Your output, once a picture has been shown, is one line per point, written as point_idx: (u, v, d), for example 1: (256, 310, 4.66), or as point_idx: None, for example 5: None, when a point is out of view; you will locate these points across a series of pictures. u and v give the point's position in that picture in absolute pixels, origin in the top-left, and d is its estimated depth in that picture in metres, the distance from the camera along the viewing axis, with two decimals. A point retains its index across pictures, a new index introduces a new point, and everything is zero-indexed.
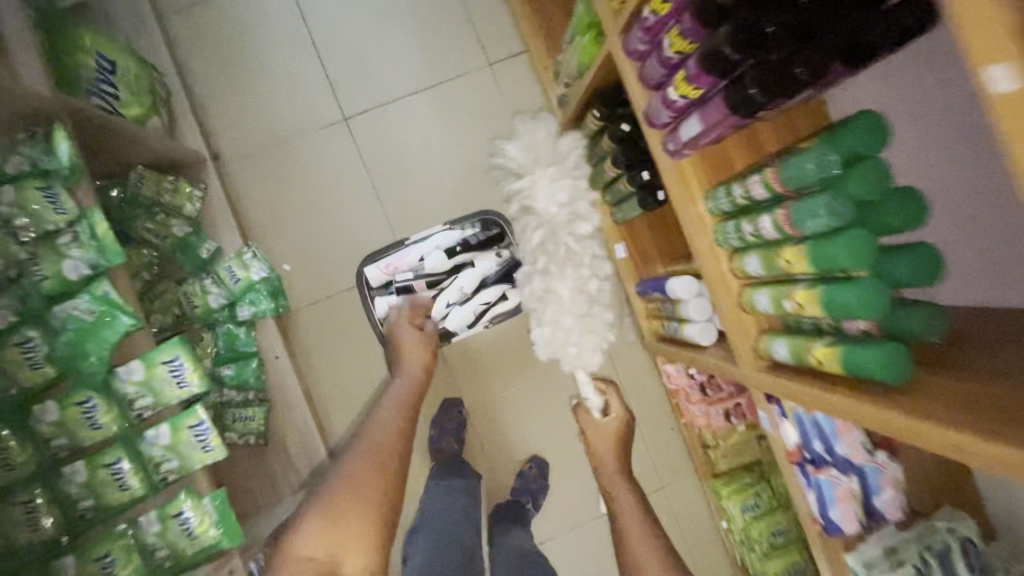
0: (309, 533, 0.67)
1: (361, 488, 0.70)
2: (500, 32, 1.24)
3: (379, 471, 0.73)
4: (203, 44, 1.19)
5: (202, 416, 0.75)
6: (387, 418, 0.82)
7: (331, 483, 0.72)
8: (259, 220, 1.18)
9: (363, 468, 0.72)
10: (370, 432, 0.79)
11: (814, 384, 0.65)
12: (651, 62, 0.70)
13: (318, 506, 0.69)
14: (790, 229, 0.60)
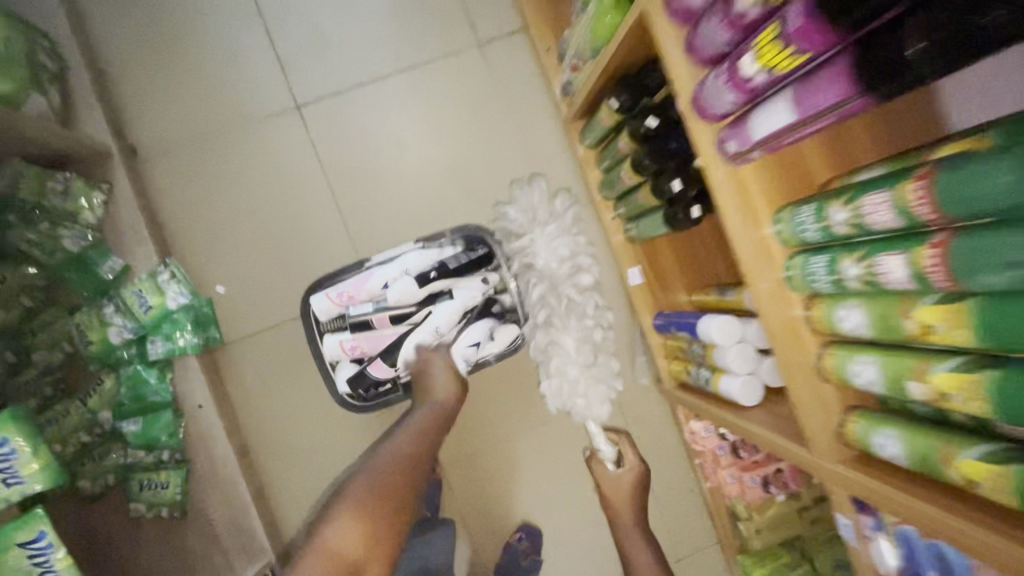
0: (326, 542, 0.58)
1: (382, 498, 0.62)
2: (490, 4, 1.01)
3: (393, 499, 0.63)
4: (117, 9, 0.94)
5: (42, 526, 0.54)
6: (409, 434, 0.72)
7: (348, 486, 0.64)
8: (187, 231, 0.94)
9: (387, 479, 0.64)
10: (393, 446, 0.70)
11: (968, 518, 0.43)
12: (709, 20, 0.48)
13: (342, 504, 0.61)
14: (941, 279, 0.38)
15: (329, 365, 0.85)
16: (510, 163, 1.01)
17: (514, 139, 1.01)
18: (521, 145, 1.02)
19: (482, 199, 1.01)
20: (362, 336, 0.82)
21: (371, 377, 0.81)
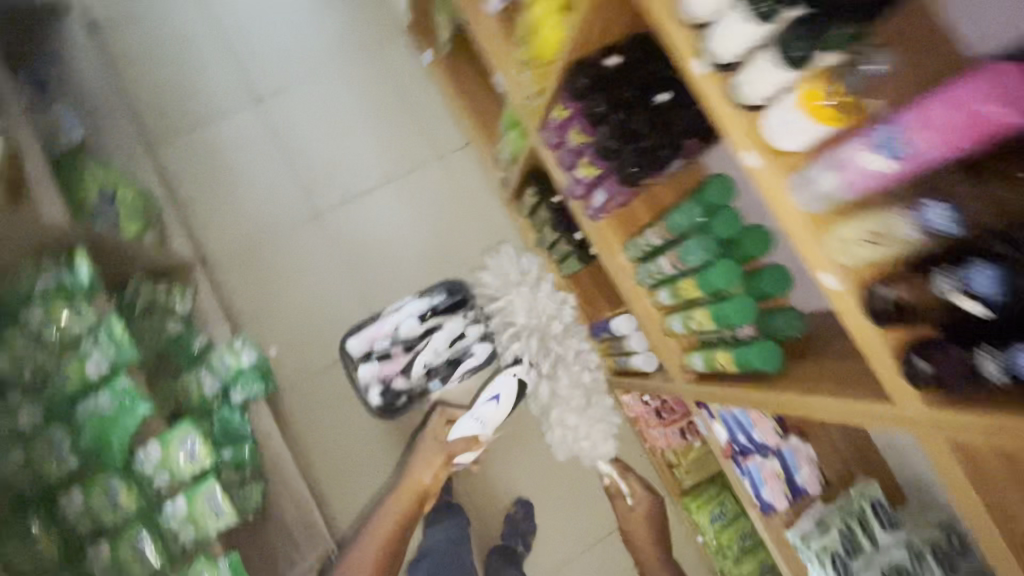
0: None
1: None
2: (446, 130, 1.46)
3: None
4: (186, 168, 1.37)
5: (214, 486, 0.83)
6: (377, 535, 1.04)
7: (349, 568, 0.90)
8: (249, 313, 1.32)
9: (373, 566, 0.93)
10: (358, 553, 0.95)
11: (739, 386, 0.78)
12: (560, 150, 0.91)
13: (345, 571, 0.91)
14: (681, 266, 0.79)
15: (364, 388, 1.18)
16: (471, 234, 1.42)
17: (473, 218, 1.43)
18: (477, 222, 1.43)
19: (456, 262, 1.41)
20: (384, 364, 1.18)
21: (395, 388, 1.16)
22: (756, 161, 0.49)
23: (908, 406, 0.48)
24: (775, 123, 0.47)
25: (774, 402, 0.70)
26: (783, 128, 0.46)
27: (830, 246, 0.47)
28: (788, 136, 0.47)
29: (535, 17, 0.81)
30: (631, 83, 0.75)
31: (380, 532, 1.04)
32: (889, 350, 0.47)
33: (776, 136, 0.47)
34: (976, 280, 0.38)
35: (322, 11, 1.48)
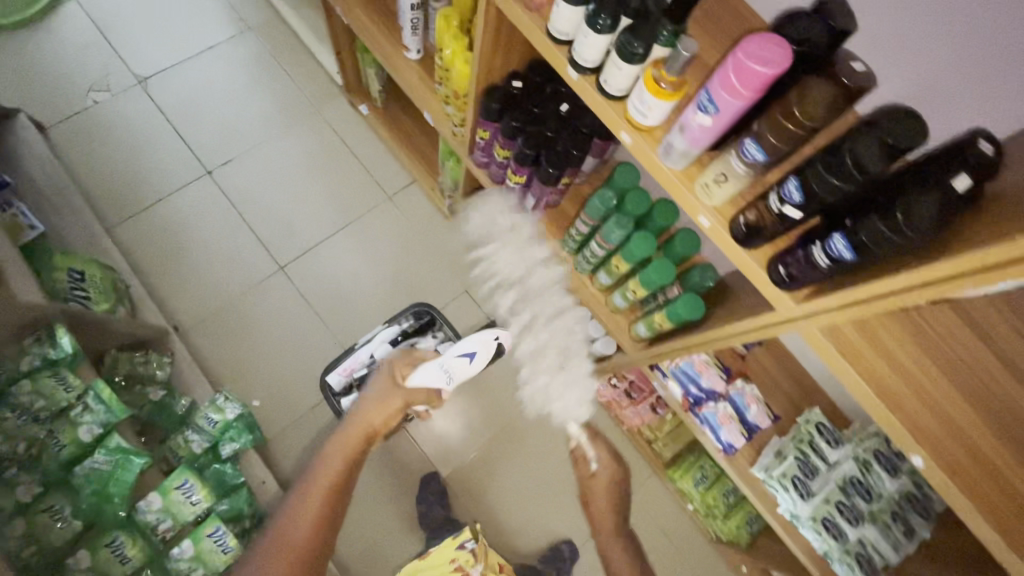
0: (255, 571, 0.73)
1: (306, 551, 0.76)
2: (391, 173, 1.58)
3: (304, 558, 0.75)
4: (148, 245, 1.43)
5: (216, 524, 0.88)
6: (317, 494, 0.83)
7: (288, 534, 0.77)
8: (226, 372, 1.36)
9: (313, 529, 0.78)
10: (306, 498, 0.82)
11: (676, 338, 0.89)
12: (491, 166, 1.04)
13: (276, 545, 0.76)
14: (607, 245, 0.91)
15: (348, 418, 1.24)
16: (429, 262, 1.52)
17: (429, 247, 1.53)
18: (433, 250, 1.53)
19: (419, 289, 1.49)
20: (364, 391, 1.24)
21: None
22: (629, 138, 0.61)
23: (790, 310, 0.58)
24: (632, 104, 0.59)
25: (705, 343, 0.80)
26: (639, 105, 0.58)
27: (698, 195, 0.59)
28: (645, 113, 0.58)
29: (444, 56, 0.92)
30: (535, 99, 0.89)
31: (320, 492, 0.84)
32: (760, 266, 0.57)
33: (637, 114, 0.59)
34: (792, 189, 0.48)
35: (261, 84, 1.61)
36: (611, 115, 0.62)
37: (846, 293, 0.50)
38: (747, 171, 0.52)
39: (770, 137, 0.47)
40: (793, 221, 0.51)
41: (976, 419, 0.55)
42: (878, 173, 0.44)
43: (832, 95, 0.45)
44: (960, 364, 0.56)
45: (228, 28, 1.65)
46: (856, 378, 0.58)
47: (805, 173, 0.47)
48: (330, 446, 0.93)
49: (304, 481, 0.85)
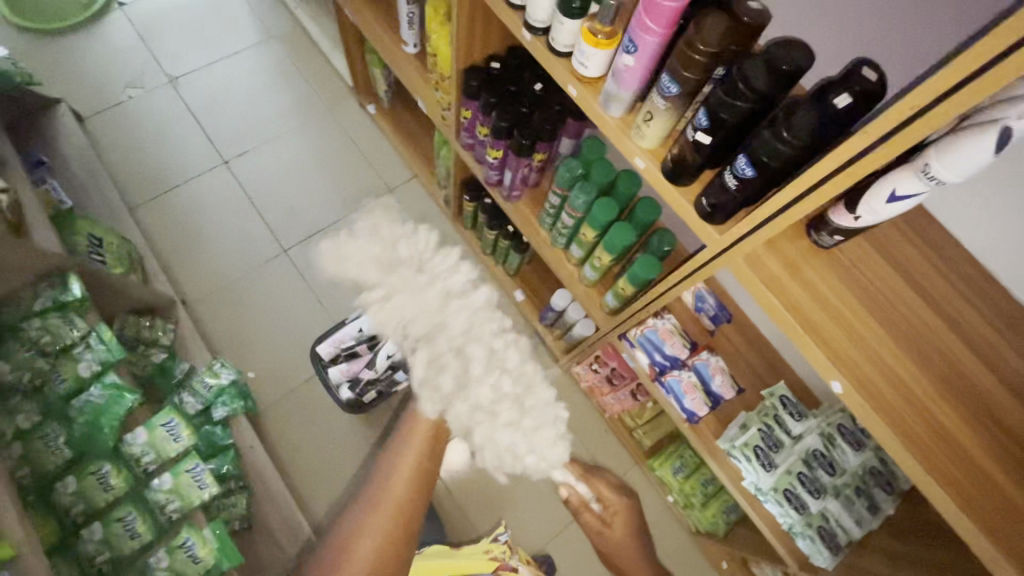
0: None
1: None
2: (393, 167, 1.68)
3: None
4: (166, 226, 1.55)
5: (196, 461, 0.95)
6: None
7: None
8: (227, 345, 1.45)
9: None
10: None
11: (638, 301, 0.93)
12: (474, 146, 1.12)
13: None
14: (575, 214, 0.97)
15: (334, 386, 1.30)
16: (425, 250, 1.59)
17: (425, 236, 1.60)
18: None
19: None
20: (352, 362, 1.30)
21: (363, 379, 1.28)
22: (574, 88, 0.68)
23: (719, 237, 0.62)
24: (574, 56, 0.66)
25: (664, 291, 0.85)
26: (579, 54, 0.64)
27: (635, 137, 0.65)
28: (585, 64, 0.65)
29: (434, 48, 1.05)
30: (510, 78, 0.97)
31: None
32: (686, 198, 0.63)
33: (578, 66, 0.65)
34: (701, 115, 0.54)
35: (279, 84, 1.75)
36: (558, 70, 0.69)
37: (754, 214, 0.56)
38: (668, 106, 0.57)
39: (684, 70, 0.53)
40: (705, 149, 0.56)
41: (888, 345, 0.61)
42: (766, 91, 0.49)
43: (726, 27, 0.50)
44: (873, 293, 0.63)
45: (253, 35, 1.81)
46: (789, 315, 0.62)
47: (711, 101, 0.52)
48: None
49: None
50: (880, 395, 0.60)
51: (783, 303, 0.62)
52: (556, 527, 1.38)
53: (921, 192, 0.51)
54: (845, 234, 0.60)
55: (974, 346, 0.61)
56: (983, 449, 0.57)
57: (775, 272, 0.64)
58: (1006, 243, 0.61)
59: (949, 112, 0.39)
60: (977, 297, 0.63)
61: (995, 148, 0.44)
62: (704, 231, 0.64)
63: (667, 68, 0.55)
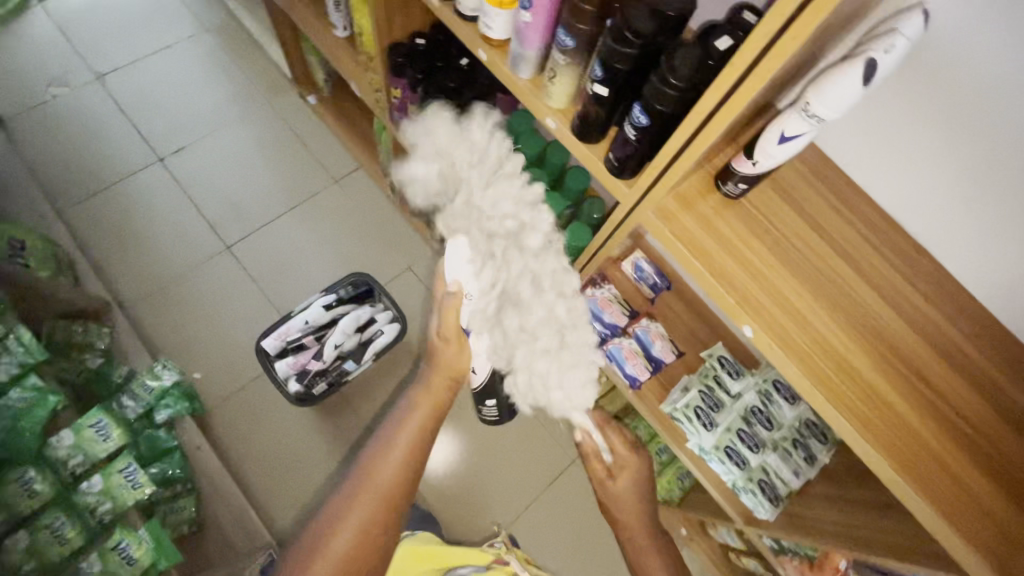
0: (353, 525, 0.74)
1: (391, 494, 0.78)
2: (338, 158, 1.65)
3: (390, 502, 0.78)
4: (100, 228, 1.49)
5: (129, 461, 0.92)
6: (406, 436, 0.85)
7: (373, 473, 0.79)
8: (170, 346, 1.40)
9: (395, 474, 0.80)
10: (391, 438, 0.85)
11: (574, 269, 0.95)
12: (408, 127, 1.11)
13: (367, 488, 0.78)
14: None
15: (282, 380, 1.26)
16: (374, 239, 1.57)
17: (374, 226, 1.58)
18: (377, 228, 1.58)
19: (363, 266, 1.54)
20: (299, 354, 1.27)
21: (311, 371, 1.25)
22: (483, 53, 0.68)
23: (631, 192, 0.63)
24: (479, 21, 0.66)
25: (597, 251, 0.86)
26: (482, 17, 0.64)
27: (544, 97, 0.65)
28: (489, 26, 0.65)
29: (359, 28, 1.04)
30: (434, 54, 0.96)
31: (409, 432, 0.86)
32: (596, 154, 0.64)
33: (484, 29, 0.65)
34: (596, 66, 0.54)
35: (215, 78, 1.70)
36: (468, 35, 0.69)
37: (656, 162, 0.57)
38: (568, 61, 0.58)
39: (577, 23, 0.54)
40: (605, 101, 0.57)
41: (796, 288, 0.64)
42: (651, 35, 0.49)
43: None
44: (791, 252, 0.65)
45: (185, 28, 1.75)
46: (706, 273, 0.64)
47: (603, 52, 0.53)
48: (416, 396, 0.92)
49: (399, 415, 0.89)
50: (819, 367, 0.61)
51: (702, 262, 0.64)
52: (537, 524, 1.38)
53: (806, 132, 0.53)
54: (748, 181, 0.62)
55: (874, 284, 0.65)
56: (885, 380, 0.61)
57: (692, 231, 0.65)
58: (897, 185, 0.65)
59: (799, 35, 0.40)
60: (877, 238, 0.67)
61: (863, 80, 0.47)
62: (616, 187, 0.65)
63: (561, 22, 0.55)
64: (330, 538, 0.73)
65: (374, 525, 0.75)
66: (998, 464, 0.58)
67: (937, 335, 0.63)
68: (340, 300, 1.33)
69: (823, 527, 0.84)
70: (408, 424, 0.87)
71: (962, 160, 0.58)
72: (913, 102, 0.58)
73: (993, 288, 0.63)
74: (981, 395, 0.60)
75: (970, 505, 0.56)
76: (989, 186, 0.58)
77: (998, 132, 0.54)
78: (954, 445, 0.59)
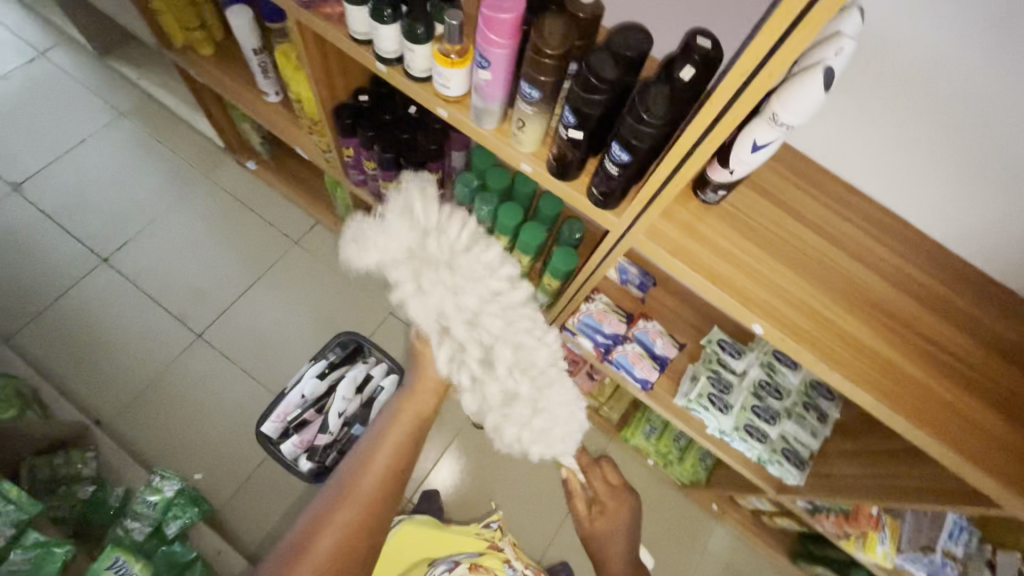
0: (336, 526, 0.69)
1: (373, 503, 0.72)
2: (293, 219, 1.60)
3: (371, 506, 0.72)
4: (55, 346, 1.40)
5: None
6: (392, 440, 0.80)
7: (354, 480, 0.73)
8: (161, 452, 1.33)
9: (379, 480, 0.74)
10: (376, 443, 0.79)
11: (567, 290, 0.95)
12: (367, 181, 1.09)
13: (342, 490, 0.73)
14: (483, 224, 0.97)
15: (291, 461, 1.22)
16: (349, 293, 1.53)
17: (346, 278, 1.55)
18: (349, 280, 1.54)
19: (344, 322, 1.50)
20: (303, 431, 1.23)
21: (320, 446, 1.21)
22: (444, 110, 0.67)
23: (624, 216, 0.64)
24: (434, 80, 0.65)
25: (590, 272, 0.87)
26: (438, 77, 0.64)
27: (516, 144, 0.65)
28: (447, 84, 0.64)
29: (296, 95, 1.01)
30: (382, 108, 0.95)
31: (394, 435, 0.80)
32: (577, 191, 0.65)
33: (440, 88, 0.65)
34: (567, 113, 0.55)
35: (143, 162, 1.62)
36: (425, 94, 0.68)
37: (642, 191, 0.59)
38: (536, 110, 0.58)
39: (540, 75, 0.54)
40: (580, 144, 0.58)
41: (793, 277, 0.67)
42: (618, 79, 0.50)
43: (566, 27, 0.51)
44: (778, 243, 0.68)
45: (99, 116, 1.66)
46: (709, 282, 0.66)
47: (572, 99, 0.53)
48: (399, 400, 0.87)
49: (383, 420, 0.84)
50: (827, 346, 0.65)
51: (703, 273, 0.66)
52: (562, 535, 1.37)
53: (776, 139, 0.55)
54: (728, 187, 0.64)
55: (858, 256, 0.69)
56: (890, 346, 0.65)
57: (687, 244, 0.67)
58: (857, 158, 0.69)
59: (773, 65, 0.42)
60: (849, 211, 0.71)
61: (824, 86, 0.49)
62: (606, 218, 0.66)
63: (524, 76, 0.56)
64: (310, 546, 0.67)
65: (356, 530, 0.69)
66: (1002, 398, 0.63)
67: (923, 291, 0.68)
68: (331, 364, 1.30)
69: (849, 482, 0.88)
70: (390, 430, 0.81)
71: (917, 131, 0.63)
72: (861, 85, 0.63)
73: (961, 235, 0.69)
74: (971, 338, 0.66)
75: (989, 444, 0.61)
76: (944, 149, 0.63)
77: (945, 102, 0.59)
78: (962, 391, 0.64)
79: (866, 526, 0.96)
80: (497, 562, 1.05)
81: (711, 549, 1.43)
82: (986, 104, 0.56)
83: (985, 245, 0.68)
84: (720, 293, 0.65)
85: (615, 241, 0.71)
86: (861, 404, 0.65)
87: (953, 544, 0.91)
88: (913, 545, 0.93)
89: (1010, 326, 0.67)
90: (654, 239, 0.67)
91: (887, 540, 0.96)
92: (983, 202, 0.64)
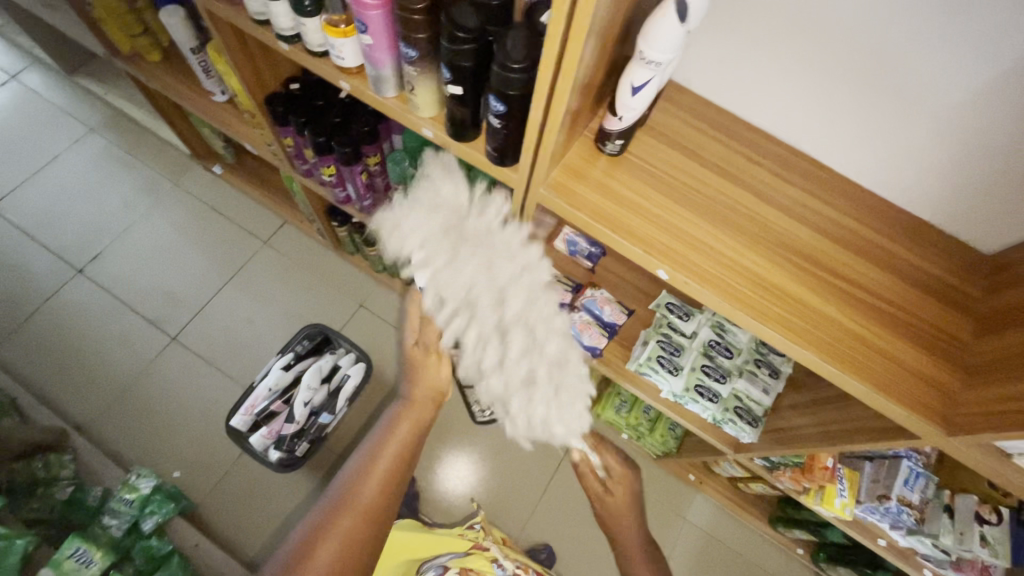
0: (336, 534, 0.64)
1: (376, 510, 0.69)
2: (261, 219, 1.62)
3: (372, 513, 0.68)
4: (33, 358, 1.43)
5: None
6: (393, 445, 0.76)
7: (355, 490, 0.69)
8: (140, 454, 1.36)
9: (381, 487, 0.71)
10: (377, 449, 0.76)
11: None
12: (312, 171, 1.11)
13: (338, 500, 0.68)
14: None
15: (261, 452, 1.23)
16: (319, 289, 1.55)
17: (316, 274, 1.57)
18: (321, 277, 1.56)
19: (315, 318, 1.52)
20: (271, 422, 1.24)
21: (287, 435, 1.22)
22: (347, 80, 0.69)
23: (523, 166, 0.65)
24: (331, 55, 0.67)
25: None
26: (330, 46, 0.65)
27: (413, 108, 0.66)
28: (340, 54, 0.65)
29: (231, 89, 1.03)
30: (312, 95, 0.96)
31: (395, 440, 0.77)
32: (477, 150, 0.67)
33: (336, 60, 0.66)
34: (444, 70, 0.56)
35: (113, 174, 1.65)
36: (327, 70, 0.70)
37: (528, 140, 0.60)
38: (421, 70, 0.59)
39: (413, 33, 0.55)
40: (464, 100, 0.59)
41: (700, 225, 0.67)
42: (480, 27, 0.51)
43: None
44: (685, 192, 0.68)
45: (70, 133, 1.70)
46: (614, 235, 0.66)
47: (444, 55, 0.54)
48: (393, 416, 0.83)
49: (380, 432, 0.80)
50: (733, 289, 0.64)
51: (603, 227, 0.66)
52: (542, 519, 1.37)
53: (653, 79, 0.56)
54: (624, 137, 0.64)
55: (763, 196, 0.69)
56: (805, 288, 0.64)
57: (591, 198, 0.67)
58: (757, 99, 0.70)
59: None
60: (760, 156, 0.72)
61: (680, 18, 0.50)
62: (509, 173, 0.67)
63: (400, 35, 0.57)
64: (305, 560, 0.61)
65: (360, 540, 0.65)
66: (918, 330, 0.63)
67: (834, 229, 0.68)
68: (297, 357, 1.32)
69: (800, 434, 0.87)
70: (392, 439, 0.78)
71: (808, 64, 0.63)
72: (746, 17, 0.63)
73: (870, 170, 0.69)
74: (885, 272, 0.65)
75: (907, 376, 0.61)
76: (842, 79, 0.62)
77: (834, 29, 0.58)
78: (879, 328, 0.63)
79: (823, 480, 0.94)
80: (487, 563, 0.94)
81: (692, 520, 1.42)
82: (863, 24, 0.56)
83: (897, 178, 0.67)
84: (625, 242, 0.65)
85: (529, 200, 0.72)
86: (778, 347, 0.64)
87: (907, 489, 0.89)
88: (870, 495, 0.92)
89: (926, 260, 0.67)
90: (563, 195, 0.67)
91: (845, 492, 0.94)
92: (886, 131, 0.64)
